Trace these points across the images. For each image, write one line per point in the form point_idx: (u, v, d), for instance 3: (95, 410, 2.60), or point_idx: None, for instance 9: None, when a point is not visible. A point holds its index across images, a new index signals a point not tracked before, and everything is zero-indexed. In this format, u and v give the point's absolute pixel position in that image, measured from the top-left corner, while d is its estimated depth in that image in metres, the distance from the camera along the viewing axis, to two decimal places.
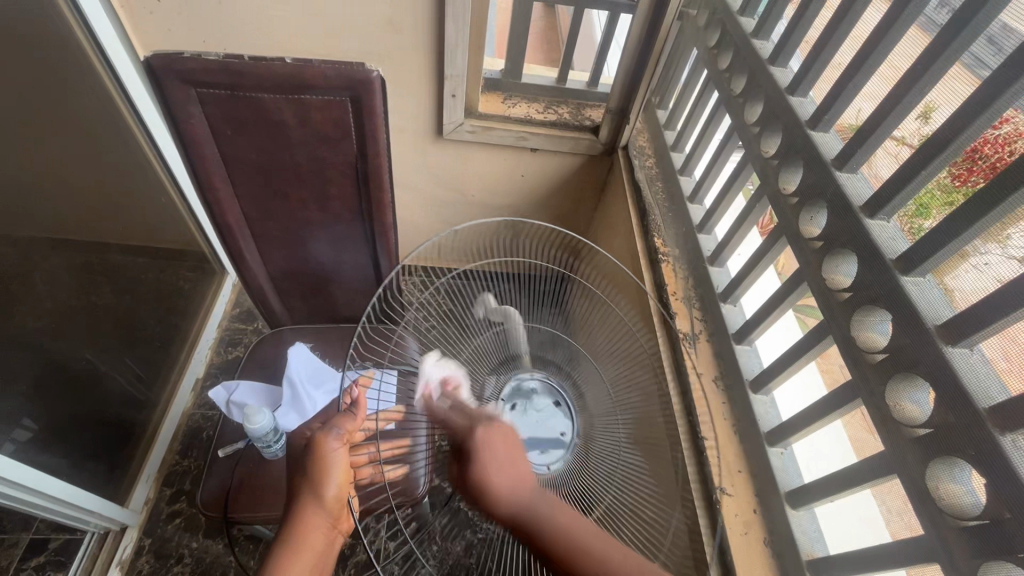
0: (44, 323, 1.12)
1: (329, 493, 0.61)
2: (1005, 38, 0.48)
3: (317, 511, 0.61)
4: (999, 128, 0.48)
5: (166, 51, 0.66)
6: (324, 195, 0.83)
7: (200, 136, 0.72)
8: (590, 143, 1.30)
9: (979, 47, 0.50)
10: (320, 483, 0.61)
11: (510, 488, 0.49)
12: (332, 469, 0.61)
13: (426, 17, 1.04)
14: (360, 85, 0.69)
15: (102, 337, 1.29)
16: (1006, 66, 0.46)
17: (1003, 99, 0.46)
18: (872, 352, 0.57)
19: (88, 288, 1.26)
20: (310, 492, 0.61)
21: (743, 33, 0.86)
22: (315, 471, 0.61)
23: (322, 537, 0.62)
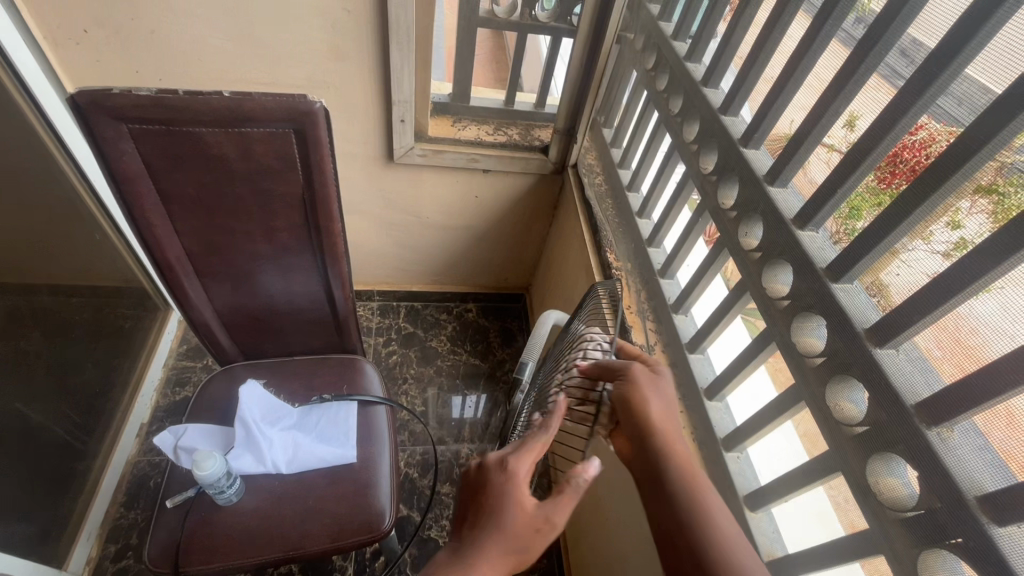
0: None
1: (523, 540, 0.45)
2: (915, 50, 0.52)
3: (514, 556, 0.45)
4: (915, 134, 0.52)
5: (92, 87, 0.63)
6: (271, 227, 0.81)
7: (134, 173, 0.69)
8: (541, 162, 1.33)
9: (891, 60, 0.54)
10: (511, 526, 0.45)
11: (664, 421, 0.53)
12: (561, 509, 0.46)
13: (371, 42, 1.05)
14: (303, 116, 0.69)
15: (36, 387, 1.15)
16: (914, 78, 0.50)
17: (915, 110, 0.50)
18: (811, 355, 0.60)
19: (19, 334, 1.10)
20: (503, 539, 0.45)
21: (677, 56, 0.90)
22: (541, 507, 0.45)
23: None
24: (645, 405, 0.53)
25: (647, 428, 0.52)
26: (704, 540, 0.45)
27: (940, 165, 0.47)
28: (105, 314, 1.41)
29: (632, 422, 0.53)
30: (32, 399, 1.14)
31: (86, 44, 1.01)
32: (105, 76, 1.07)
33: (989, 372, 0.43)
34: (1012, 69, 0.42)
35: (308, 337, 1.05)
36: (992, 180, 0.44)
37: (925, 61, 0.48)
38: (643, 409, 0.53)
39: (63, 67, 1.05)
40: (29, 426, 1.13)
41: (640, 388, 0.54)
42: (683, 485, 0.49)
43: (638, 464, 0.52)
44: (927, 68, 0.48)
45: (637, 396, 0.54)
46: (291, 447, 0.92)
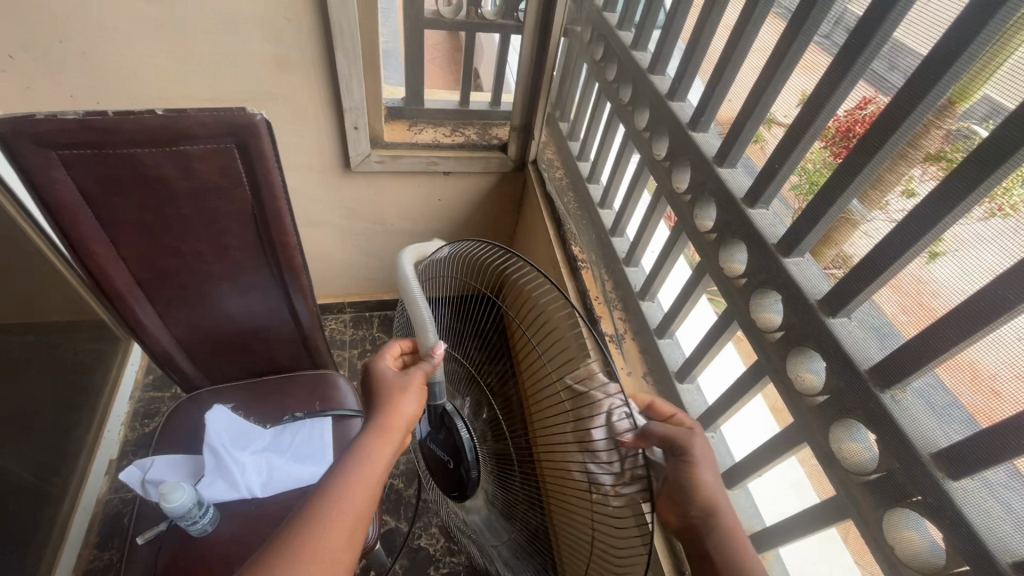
0: None
1: (401, 411, 0.58)
2: (845, 18, 0.52)
3: (394, 421, 0.57)
4: (864, 108, 0.51)
5: (14, 114, 0.60)
6: (224, 245, 0.78)
7: (70, 201, 0.66)
8: (501, 160, 1.33)
9: (825, 28, 0.54)
10: (400, 399, 0.58)
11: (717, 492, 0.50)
12: (409, 389, 0.59)
13: (316, 50, 1.03)
14: (244, 130, 0.67)
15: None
16: (848, 43, 0.50)
17: (850, 78, 0.51)
18: (769, 330, 0.61)
19: None
20: (385, 407, 0.58)
21: (623, 46, 0.91)
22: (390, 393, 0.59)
23: (378, 453, 0.56)
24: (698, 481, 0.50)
25: (700, 504, 0.50)
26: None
27: (874, 131, 0.48)
28: (65, 350, 1.35)
29: (689, 497, 0.50)
30: None
31: (13, 71, 0.96)
32: (36, 104, 1.02)
33: (944, 326, 0.43)
34: (938, 30, 0.43)
35: (274, 354, 1.02)
36: (940, 148, 0.44)
37: (855, 29, 0.49)
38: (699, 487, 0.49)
39: None
40: None
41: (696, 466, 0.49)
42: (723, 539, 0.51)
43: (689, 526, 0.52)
44: (856, 38, 0.49)
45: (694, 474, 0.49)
46: (265, 469, 0.91)
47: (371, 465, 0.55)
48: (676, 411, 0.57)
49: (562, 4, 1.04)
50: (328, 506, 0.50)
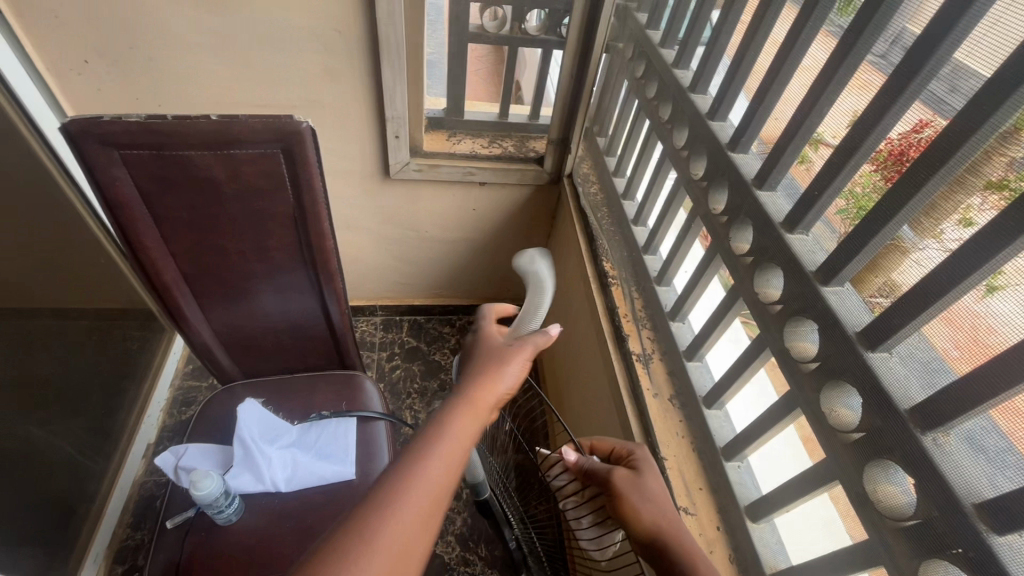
0: None
1: (503, 384, 0.55)
2: (902, 37, 0.50)
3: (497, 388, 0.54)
4: (921, 132, 0.49)
5: (84, 116, 0.64)
6: (264, 245, 0.81)
7: (128, 197, 0.70)
8: (537, 173, 1.33)
9: (881, 47, 0.53)
10: (504, 370, 0.55)
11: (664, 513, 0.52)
12: (517, 362, 0.57)
13: (363, 61, 1.06)
14: (291, 137, 0.69)
15: (44, 411, 1.18)
16: (904, 62, 0.48)
17: (904, 99, 0.49)
18: (805, 361, 0.59)
19: (30, 356, 1.14)
20: (486, 377, 0.54)
21: (665, 64, 0.90)
22: (499, 363, 0.56)
23: (470, 422, 0.50)
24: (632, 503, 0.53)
25: (641, 537, 0.51)
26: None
27: (931, 152, 0.45)
28: (114, 335, 1.44)
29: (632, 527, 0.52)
30: (43, 422, 1.17)
31: (87, 74, 1.04)
32: (106, 105, 1.09)
33: (995, 366, 0.40)
34: (1007, 48, 0.40)
35: (305, 352, 1.05)
36: (1003, 176, 0.41)
37: (914, 45, 0.47)
38: (635, 510, 0.52)
39: (66, 97, 1.08)
40: (42, 448, 1.16)
41: (628, 494, 0.53)
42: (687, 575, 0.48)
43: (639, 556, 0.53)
44: (911, 57, 0.47)
45: (624, 499, 0.53)
46: (291, 465, 0.93)
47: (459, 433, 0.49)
48: (617, 448, 0.62)
49: (605, 22, 1.05)
50: (414, 471, 0.44)
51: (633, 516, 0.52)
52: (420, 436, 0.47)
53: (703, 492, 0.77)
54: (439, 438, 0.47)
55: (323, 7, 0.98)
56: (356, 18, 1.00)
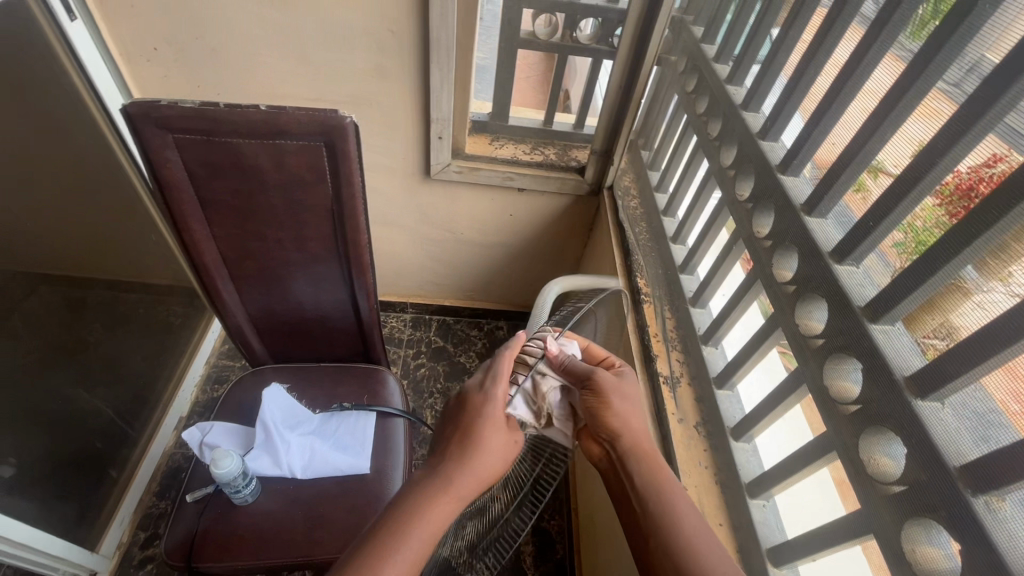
0: (33, 358, 1.10)
1: (463, 491, 0.51)
2: (981, 65, 0.46)
3: (452, 497, 0.51)
4: (993, 166, 0.44)
5: (145, 99, 0.67)
6: (300, 234, 0.83)
7: (177, 180, 0.73)
8: (577, 183, 1.31)
9: (954, 75, 0.49)
10: (478, 459, 0.50)
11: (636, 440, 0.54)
12: (490, 450, 0.50)
13: (413, 61, 1.08)
14: (334, 131, 0.70)
15: (89, 374, 1.28)
16: (976, 93, 0.44)
17: (974, 133, 0.45)
18: (846, 403, 0.55)
19: (78, 322, 1.24)
20: (462, 468, 0.50)
21: (717, 79, 0.87)
22: (470, 450, 0.50)
23: (428, 537, 0.50)
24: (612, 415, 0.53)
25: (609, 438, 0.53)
26: (672, 542, 0.49)
27: (1008, 189, 0.41)
28: (158, 308, 1.54)
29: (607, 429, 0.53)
30: (91, 384, 1.28)
31: (155, 61, 1.09)
32: (169, 91, 1.15)
33: None
34: None
35: (332, 343, 1.06)
36: None
37: (991, 74, 0.43)
38: (609, 414, 0.53)
39: (134, 81, 1.14)
40: (84, 407, 1.25)
41: (607, 396, 0.53)
42: (650, 483, 0.52)
43: (596, 453, 0.56)
44: (989, 84, 0.43)
45: (605, 402, 0.52)
46: (308, 453, 0.94)
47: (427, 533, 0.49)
48: (609, 357, 0.60)
49: (658, 34, 1.03)
50: None
51: (614, 422, 0.53)
52: (395, 532, 0.49)
53: (723, 528, 0.73)
54: (389, 568, 0.48)
55: (379, 8, 1.00)
56: (411, 20, 1.02)
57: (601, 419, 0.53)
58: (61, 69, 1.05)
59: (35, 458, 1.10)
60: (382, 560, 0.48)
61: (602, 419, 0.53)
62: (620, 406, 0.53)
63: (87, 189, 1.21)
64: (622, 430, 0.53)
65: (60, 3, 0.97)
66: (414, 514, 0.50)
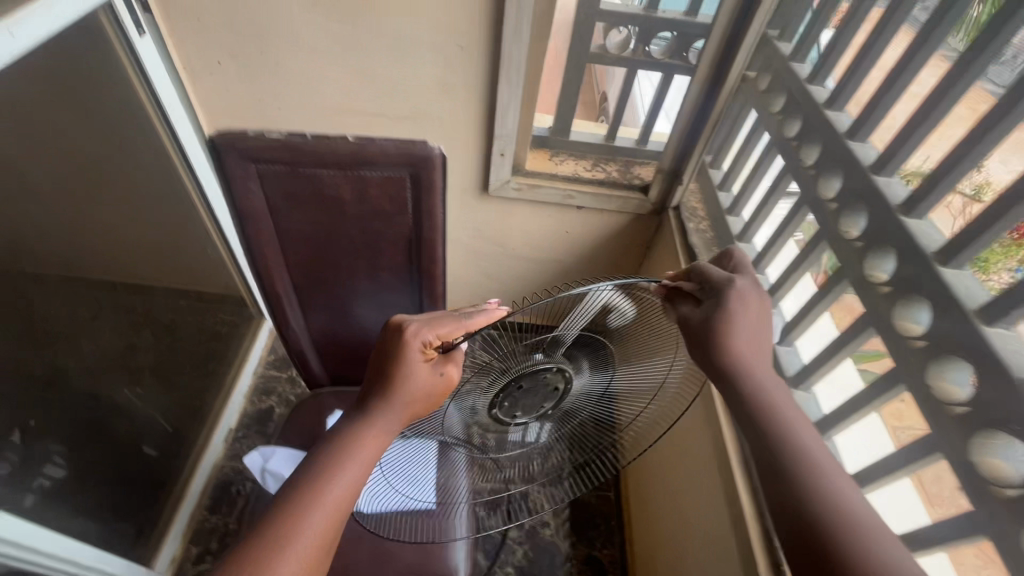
0: (96, 363, 1.29)
1: (388, 425, 0.58)
2: None
3: (378, 432, 0.57)
4: None
5: (230, 129, 0.64)
6: (373, 260, 0.80)
7: (258, 210, 0.70)
8: (640, 203, 1.25)
9: None
10: (398, 386, 0.56)
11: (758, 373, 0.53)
12: (406, 378, 0.56)
13: (479, 77, 1.04)
14: (421, 163, 0.67)
15: (138, 381, 1.39)
16: None
17: None
18: (1000, 484, 0.49)
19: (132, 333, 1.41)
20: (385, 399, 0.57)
21: (815, 103, 0.81)
22: (390, 379, 0.57)
23: (361, 466, 0.57)
24: (730, 343, 0.52)
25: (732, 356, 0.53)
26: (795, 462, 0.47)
27: None
28: (206, 320, 1.60)
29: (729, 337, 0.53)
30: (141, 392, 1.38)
31: (217, 75, 1.08)
32: (230, 104, 1.13)
33: None
34: None
35: None
36: None
37: None
38: (728, 326, 0.53)
39: (196, 94, 1.13)
40: (136, 416, 1.35)
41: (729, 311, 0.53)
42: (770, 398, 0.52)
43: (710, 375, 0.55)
44: None
45: (728, 317, 0.53)
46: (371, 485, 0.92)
47: (343, 460, 0.56)
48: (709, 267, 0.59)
49: (744, 51, 0.95)
50: (303, 501, 0.54)
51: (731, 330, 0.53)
52: (324, 461, 0.57)
53: None
54: (321, 493, 0.54)
55: (448, 23, 0.96)
56: (481, 35, 0.97)
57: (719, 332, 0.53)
58: (126, 84, 1.04)
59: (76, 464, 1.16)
60: (319, 480, 0.55)
61: (723, 335, 0.52)
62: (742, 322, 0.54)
63: None
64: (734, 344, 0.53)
65: (130, 17, 0.93)
66: (348, 448, 0.57)
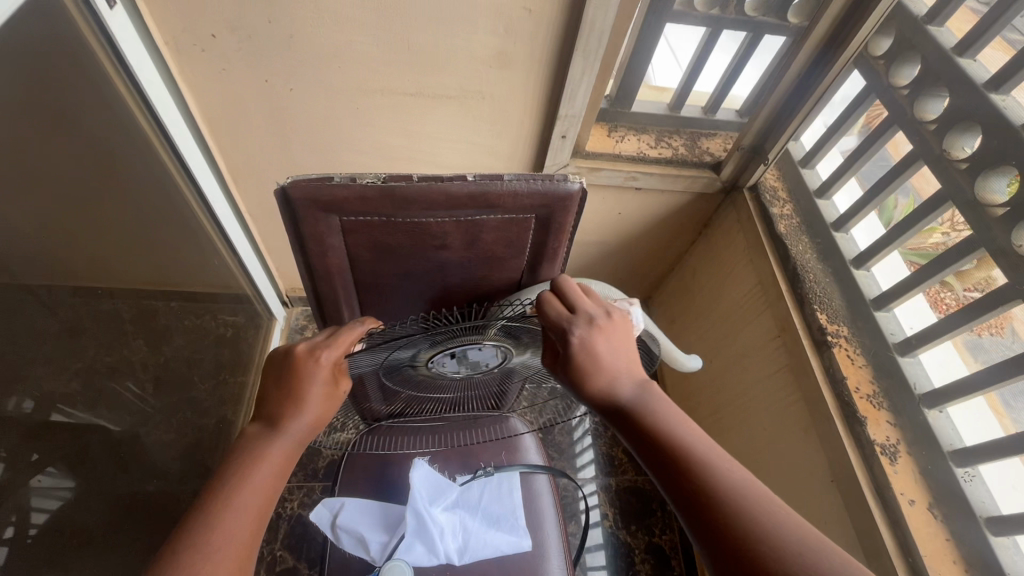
0: (85, 399, 0.94)
1: (296, 432, 0.53)
2: None
3: (283, 448, 0.52)
4: None
5: (306, 173, 0.47)
6: (469, 308, 0.65)
7: (338, 267, 0.55)
8: (710, 181, 1.12)
9: None
10: (300, 394, 0.53)
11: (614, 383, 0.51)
12: (308, 386, 0.53)
13: (548, 48, 0.85)
14: (557, 202, 0.52)
15: (144, 402, 1.13)
16: None
17: None
18: None
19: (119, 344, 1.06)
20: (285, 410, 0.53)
21: (971, 83, 0.72)
22: (291, 391, 0.53)
23: (269, 480, 0.51)
24: (592, 373, 0.50)
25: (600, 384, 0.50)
26: (705, 478, 0.45)
27: None
28: (208, 320, 1.34)
29: (596, 372, 0.50)
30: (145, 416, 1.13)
31: (212, 51, 0.85)
32: (229, 85, 0.91)
33: None
34: None
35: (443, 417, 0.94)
36: None
37: None
38: (591, 364, 0.50)
39: (183, 74, 0.90)
40: (142, 446, 1.12)
41: (585, 348, 0.50)
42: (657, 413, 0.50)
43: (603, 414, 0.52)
44: None
45: (584, 356, 0.50)
46: (461, 533, 0.83)
47: (253, 474, 0.50)
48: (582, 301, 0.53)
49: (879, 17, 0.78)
50: (227, 523, 0.47)
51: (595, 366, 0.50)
52: (241, 479, 0.50)
53: None
54: (242, 505, 0.48)
55: None
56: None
57: (582, 375, 0.50)
58: (94, 67, 0.81)
59: (88, 525, 0.97)
60: (219, 517, 0.47)
61: (592, 374, 0.50)
62: (595, 353, 0.50)
63: (127, 208, 0.99)
64: (601, 376, 0.50)
65: None
66: (249, 472, 0.50)
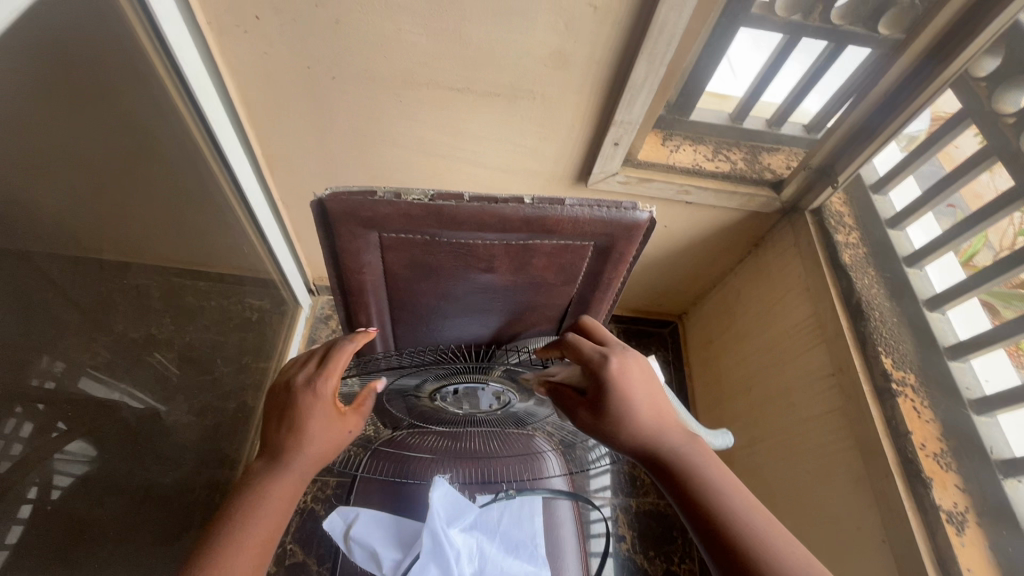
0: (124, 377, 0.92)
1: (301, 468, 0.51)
2: None
3: (291, 481, 0.50)
4: None
5: (346, 185, 0.43)
6: (509, 333, 0.59)
7: (372, 284, 0.51)
8: (768, 201, 1.04)
9: None
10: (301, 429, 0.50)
11: (643, 419, 0.48)
12: (309, 419, 0.50)
13: (611, 49, 0.78)
14: (620, 232, 0.47)
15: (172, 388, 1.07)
16: None
17: None
18: None
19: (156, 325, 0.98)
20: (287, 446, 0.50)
21: None
22: (290, 426, 0.50)
23: (275, 516, 0.49)
24: (631, 406, 0.48)
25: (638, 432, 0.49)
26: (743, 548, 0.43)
27: None
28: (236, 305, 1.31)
29: (637, 406, 0.48)
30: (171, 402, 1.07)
31: (256, 32, 0.81)
32: (270, 69, 0.88)
33: None
34: None
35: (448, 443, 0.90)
36: None
37: None
38: (630, 398, 0.48)
39: (224, 54, 0.86)
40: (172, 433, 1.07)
41: (626, 378, 0.48)
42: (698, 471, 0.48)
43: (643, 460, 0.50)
44: None
45: (623, 388, 0.48)
46: (477, 557, 0.78)
47: (257, 514, 0.48)
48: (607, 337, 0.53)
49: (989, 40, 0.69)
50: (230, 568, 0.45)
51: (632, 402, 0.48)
52: (243, 519, 0.47)
53: None
54: (247, 549, 0.46)
55: None
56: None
57: (623, 407, 0.47)
58: (134, 47, 0.78)
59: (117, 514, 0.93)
60: (224, 556, 0.45)
61: (631, 410, 0.48)
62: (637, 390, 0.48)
63: None
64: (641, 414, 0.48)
65: None
66: (254, 507, 0.48)
